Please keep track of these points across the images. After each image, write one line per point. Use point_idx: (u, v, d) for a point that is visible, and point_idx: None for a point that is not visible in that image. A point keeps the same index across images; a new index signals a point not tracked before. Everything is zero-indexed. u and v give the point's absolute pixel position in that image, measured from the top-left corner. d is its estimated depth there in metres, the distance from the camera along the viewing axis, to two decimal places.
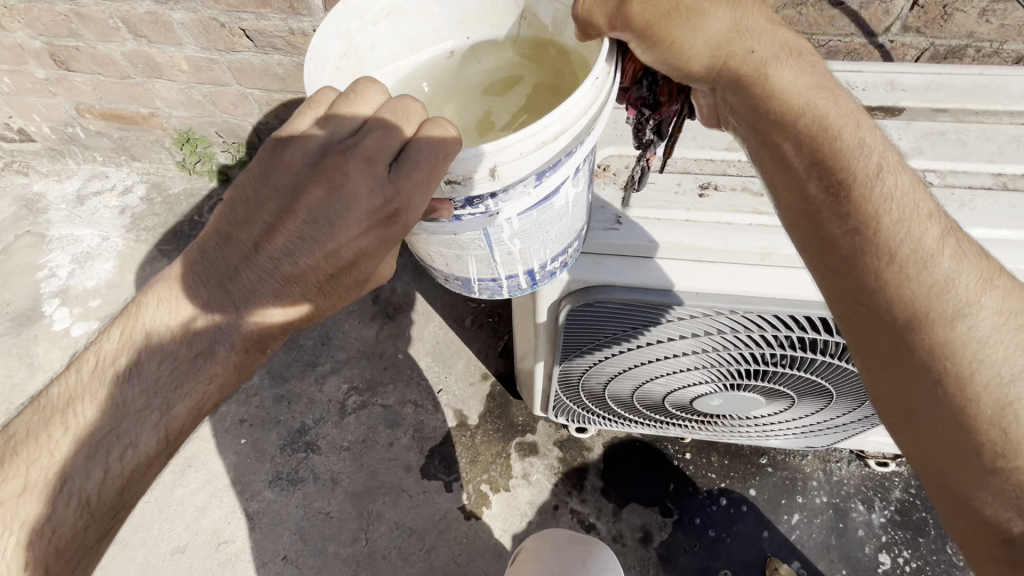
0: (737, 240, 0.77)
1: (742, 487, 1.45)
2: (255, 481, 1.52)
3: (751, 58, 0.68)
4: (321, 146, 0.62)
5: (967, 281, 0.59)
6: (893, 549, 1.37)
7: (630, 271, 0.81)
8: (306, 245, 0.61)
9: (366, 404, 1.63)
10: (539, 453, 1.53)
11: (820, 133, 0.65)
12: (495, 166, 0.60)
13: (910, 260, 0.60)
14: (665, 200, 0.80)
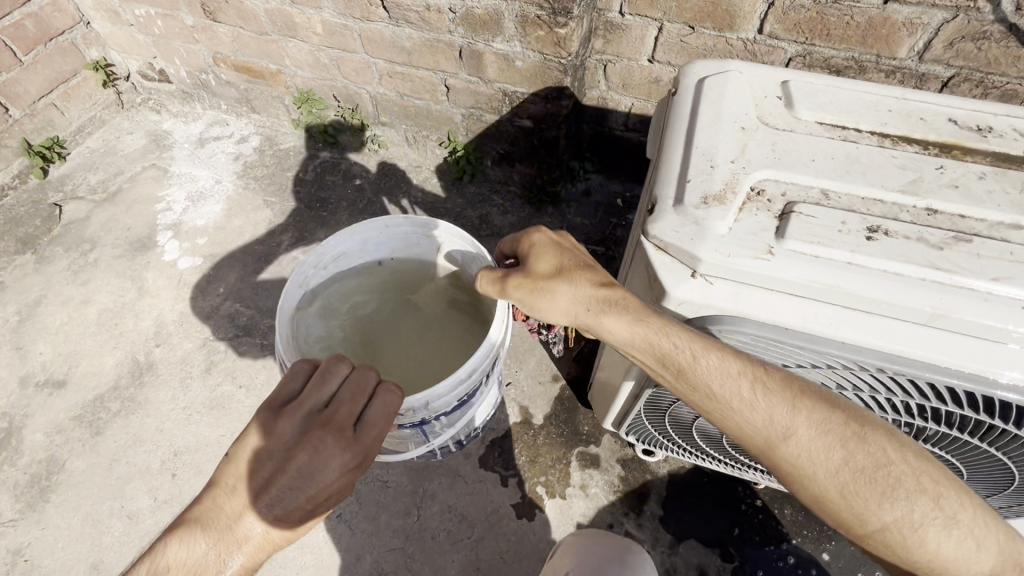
0: (906, 295, 0.68)
1: (814, 549, 1.35)
2: None
3: (591, 311, 0.82)
4: (308, 410, 0.84)
5: (781, 417, 0.75)
6: None
7: (772, 306, 0.73)
8: (291, 488, 0.79)
9: None
10: (601, 467, 1.49)
11: (650, 339, 0.77)
12: (427, 401, 0.90)
13: (741, 408, 0.76)
14: (827, 236, 0.71)
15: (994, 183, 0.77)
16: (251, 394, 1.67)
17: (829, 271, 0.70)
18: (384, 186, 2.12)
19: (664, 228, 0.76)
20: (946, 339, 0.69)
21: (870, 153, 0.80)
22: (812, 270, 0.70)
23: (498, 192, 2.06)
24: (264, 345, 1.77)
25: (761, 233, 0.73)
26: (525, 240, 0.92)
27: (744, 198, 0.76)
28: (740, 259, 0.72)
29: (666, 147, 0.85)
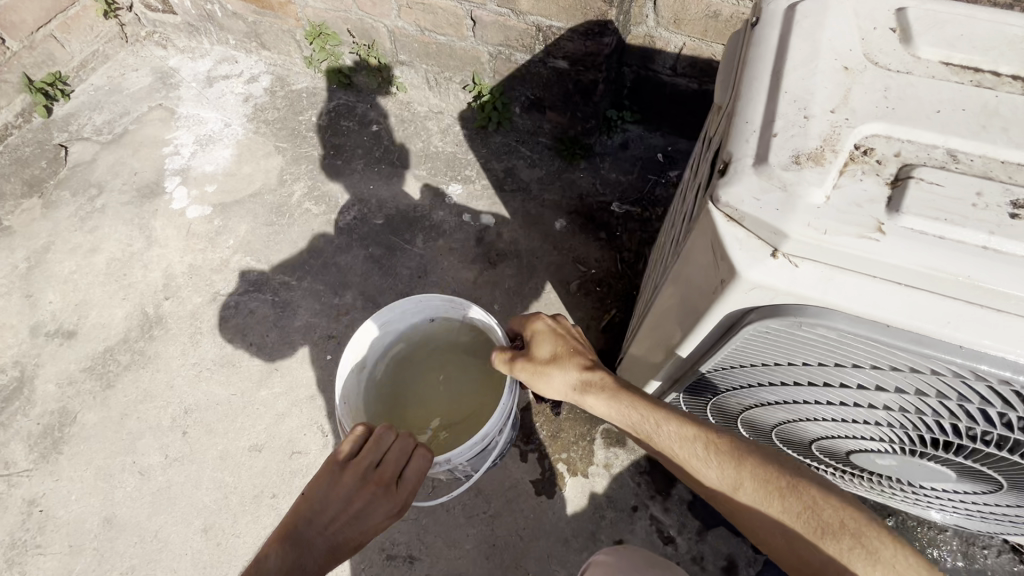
0: None
1: None
2: (334, 401, 1.51)
3: (578, 391, 0.99)
4: (365, 462, 0.93)
5: (727, 474, 0.87)
6: None
7: (875, 296, 0.58)
8: (356, 523, 0.90)
9: None
10: (627, 446, 1.39)
11: (622, 413, 0.95)
12: (446, 460, 0.97)
13: (695, 467, 0.91)
14: (957, 212, 0.56)
15: None
16: (261, 353, 1.60)
17: (960, 256, 0.54)
18: (403, 134, 1.96)
19: (742, 195, 0.61)
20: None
21: (1014, 105, 0.62)
22: (937, 254, 0.55)
23: (525, 143, 1.89)
24: (275, 302, 1.69)
25: (868, 204, 0.58)
26: (528, 327, 1.05)
27: (846, 159, 0.61)
28: (840, 236, 0.57)
29: (744, 92, 0.68)
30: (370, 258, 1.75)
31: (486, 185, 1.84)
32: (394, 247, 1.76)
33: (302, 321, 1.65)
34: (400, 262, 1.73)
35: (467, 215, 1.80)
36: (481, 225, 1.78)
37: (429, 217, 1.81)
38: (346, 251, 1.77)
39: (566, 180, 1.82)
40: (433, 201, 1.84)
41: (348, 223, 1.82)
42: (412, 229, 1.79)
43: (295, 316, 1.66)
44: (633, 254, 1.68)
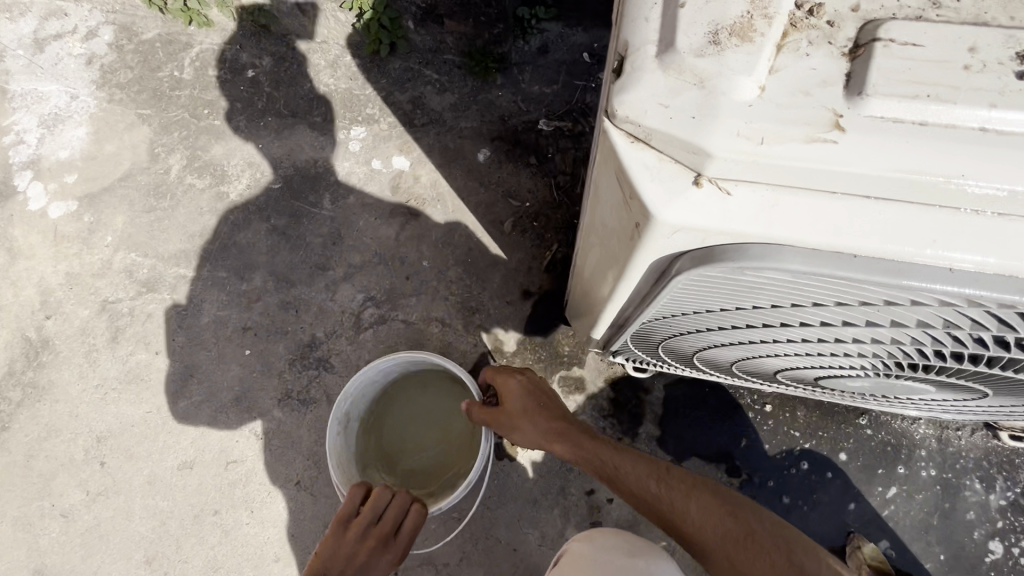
0: None
1: (831, 451, 1.21)
2: (262, 399, 1.36)
3: (547, 435, 0.98)
4: (365, 518, 0.91)
5: (682, 504, 0.87)
6: (1008, 537, 1.14)
7: (841, 220, 0.42)
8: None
9: (385, 319, 1.40)
10: (587, 391, 1.30)
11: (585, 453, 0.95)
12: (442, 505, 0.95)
13: (650, 501, 0.89)
14: (944, 82, 0.39)
15: None
16: (172, 361, 1.42)
17: (957, 149, 0.38)
18: (285, 75, 1.64)
19: (645, 104, 0.42)
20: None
21: None
22: (923, 151, 0.38)
23: (430, 63, 1.60)
24: (174, 300, 1.47)
25: (819, 89, 0.40)
26: (500, 380, 1.05)
27: (783, 29, 0.42)
28: (783, 145, 0.40)
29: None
30: (274, 231, 1.52)
31: (392, 122, 1.58)
32: (299, 214, 1.53)
33: (211, 318, 1.45)
34: (308, 230, 1.51)
35: (377, 163, 1.55)
36: (394, 171, 1.54)
37: (334, 171, 1.56)
38: (245, 228, 1.53)
39: (484, 102, 1.56)
40: (335, 152, 1.58)
41: (241, 194, 1.56)
42: (317, 189, 1.55)
43: (201, 312, 1.46)
44: (569, 178, 1.48)
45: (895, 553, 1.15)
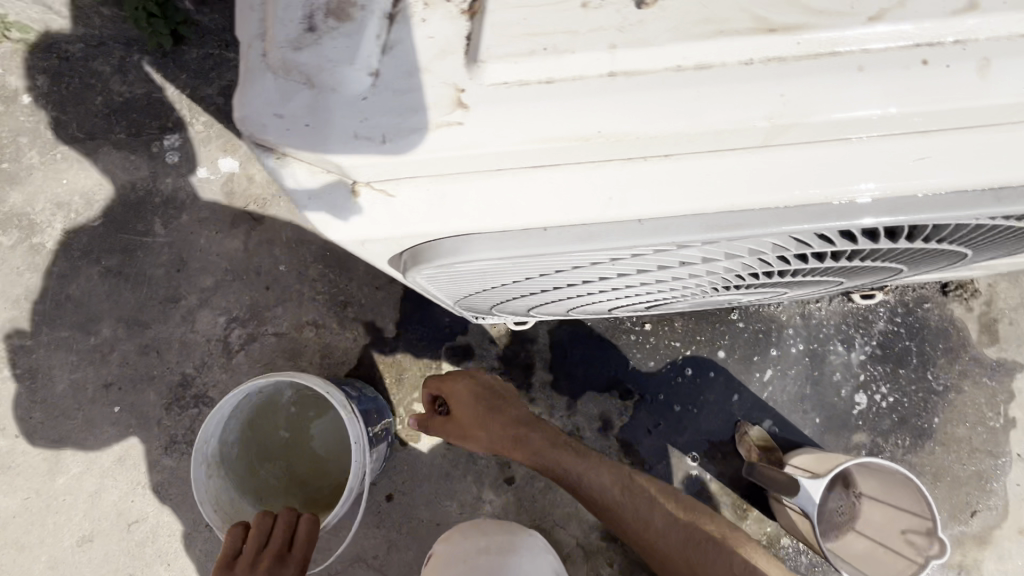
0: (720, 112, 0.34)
1: (709, 352, 1.27)
2: (147, 452, 1.28)
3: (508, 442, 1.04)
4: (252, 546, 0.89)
5: (639, 510, 1.03)
6: (871, 387, 1.24)
7: (512, 194, 0.39)
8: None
9: (255, 337, 1.32)
10: (476, 356, 1.29)
11: (549, 462, 1.03)
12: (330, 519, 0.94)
13: (610, 506, 1.03)
14: (562, 26, 0.34)
15: None
16: (35, 440, 1.30)
17: (595, 96, 0.34)
18: (65, 92, 1.41)
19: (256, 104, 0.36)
20: (819, 161, 0.38)
21: None
22: (559, 111, 0.34)
23: (230, 44, 1.41)
24: (18, 376, 1.33)
25: (437, 61, 0.35)
26: (449, 385, 1.06)
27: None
28: (408, 137, 0.35)
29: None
30: (109, 273, 1.37)
31: (207, 121, 1.41)
32: (131, 248, 1.38)
33: (65, 383, 1.32)
34: (147, 263, 1.37)
35: (201, 171, 1.40)
36: (223, 177, 1.39)
37: (157, 192, 1.40)
38: (74, 277, 1.37)
39: None
40: (151, 169, 1.41)
41: (57, 241, 1.38)
42: (143, 215, 1.39)
43: (53, 380, 1.33)
44: None
45: (778, 429, 1.24)
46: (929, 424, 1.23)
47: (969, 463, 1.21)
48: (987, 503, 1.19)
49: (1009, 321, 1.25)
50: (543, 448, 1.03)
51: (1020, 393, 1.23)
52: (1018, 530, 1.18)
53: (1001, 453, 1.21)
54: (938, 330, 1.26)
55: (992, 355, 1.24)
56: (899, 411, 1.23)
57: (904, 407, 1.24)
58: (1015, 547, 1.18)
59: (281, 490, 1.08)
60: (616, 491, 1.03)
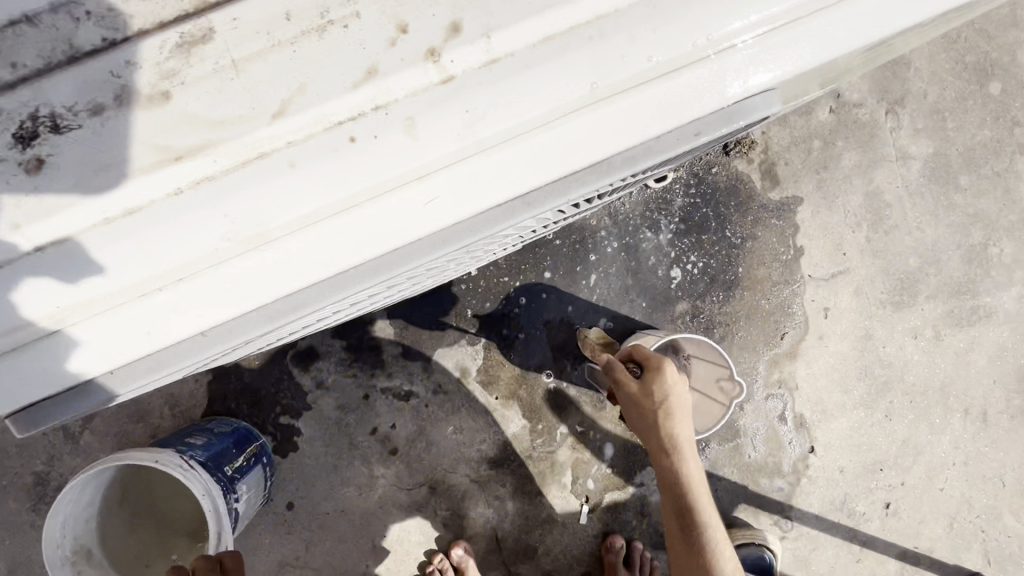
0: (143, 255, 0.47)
1: (537, 276, 1.33)
2: (35, 555, 1.27)
3: (661, 440, 0.90)
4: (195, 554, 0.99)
5: (725, 572, 0.90)
6: (682, 260, 1.36)
7: (107, 333, 0.49)
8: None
9: (93, 413, 1.27)
10: (323, 353, 1.30)
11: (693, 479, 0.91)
12: None
13: (709, 551, 0.90)
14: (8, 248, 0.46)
15: None
16: None
17: (115, 247, 0.46)
18: None
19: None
20: (313, 244, 0.47)
21: None
22: (92, 268, 0.47)
23: None
24: None
25: None
26: (671, 381, 0.92)
27: None
28: None
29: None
30: None
31: None
32: None
33: None
34: None
35: None
36: None
37: None
38: None
39: None
40: None
41: None
42: None
43: None
44: None
45: (612, 324, 1.35)
46: (737, 276, 1.37)
47: (773, 297, 1.38)
48: (792, 324, 1.39)
49: (785, 162, 1.37)
50: (700, 474, 0.92)
51: (803, 224, 1.38)
52: (819, 337, 1.40)
53: (796, 279, 1.38)
54: (728, 189, 1.36)
55: (776, 198, 1.37)
56: (709, 273, 1.37)
57: (713, 268, 1.37)
58: (819, 351, 1.40)
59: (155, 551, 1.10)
60: (728, 557, 0.92)
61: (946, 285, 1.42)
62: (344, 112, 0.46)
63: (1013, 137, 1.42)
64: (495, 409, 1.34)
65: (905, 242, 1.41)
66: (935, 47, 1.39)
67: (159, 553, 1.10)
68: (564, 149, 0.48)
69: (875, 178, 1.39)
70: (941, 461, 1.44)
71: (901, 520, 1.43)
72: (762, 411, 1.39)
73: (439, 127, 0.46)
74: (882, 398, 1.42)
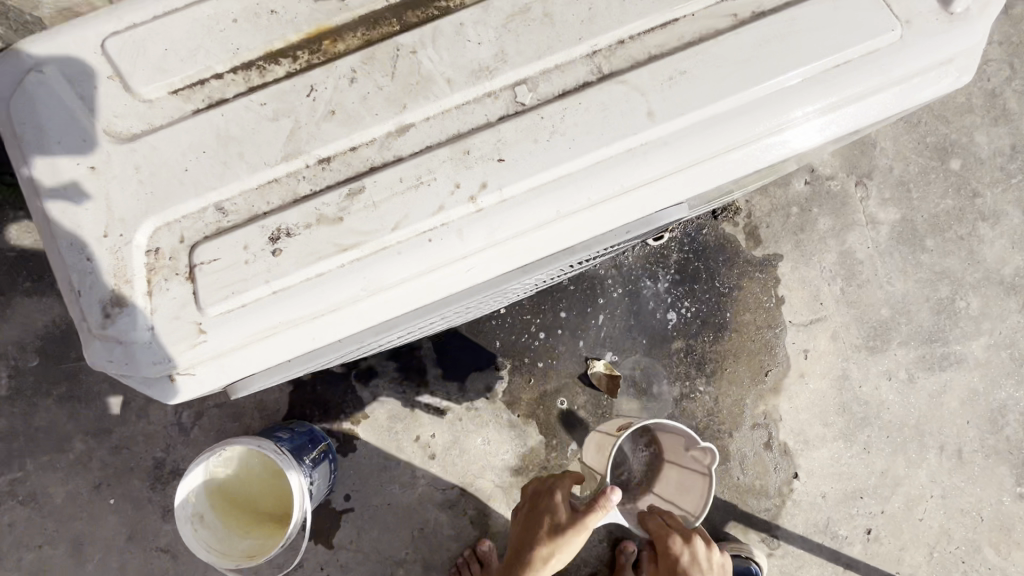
0: (276, 307, 0.65)
1: (554, 315, 1.62)
2: (150, 524, 1.60)
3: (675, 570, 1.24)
4: (539, 493, 1.28)
5: None
6: (678, 305, 1.62)
7: (261, 362, 0.69)
8: (570, 542, 1.16)
9: (201, 412, 1.62)
10: (379, 373, 1.62)
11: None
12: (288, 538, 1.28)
13: None
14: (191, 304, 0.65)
15: (324, 98, 0.65)
16: (57, 543, 1.60)
17: (263, 314, 0.65)
18: None
19: (165, 302, 0.65)
20: (390, 307, 0.68)
21: (167, 148, 0.65)
22: (243, 319, 0.65)
23: None
24: (23, 501, 1.61)
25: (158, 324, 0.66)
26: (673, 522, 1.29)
27: (147, 275, 0.65)
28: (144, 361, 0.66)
29: (31, 205, 0.66)
30: (63, 399, 1.63)
31: None
32: (73, 373, 1.63)
33: (64, 495, 1.61)
34: (91, 382, 1.63)
35: None
36: None
37: None
38: (37, 412, 1.62)
39: None
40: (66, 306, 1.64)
41: (9, 387, 1.62)
42: (74, 344, 1.64)
43: (53, 496, 1.61)
44: None
45: (617, 357, 1.61)
46: (726, 319, 1.61)
47: (757, 339, 1.61)
48: (775, 363, 1.61)
49: (766, 225, 1.62)
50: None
51: (783, 277, 1.62)
52: (800, 375, 1.61)
53: (778, 324, 1.61)
54: (716, 247, 1.62)
55: (759, 254, 1.62)
56: (701, 316, 1.62)
57: (704, 312, 1.62)
58: (800, 387, 1.60)
59: (226, 509, 1.39)
60: None
61: (917, 333, 1.61)
62: (418, 228, 0.64)
63: (974, 206, 1.63)
64: (517, 425, 1.61)
65: (877, 295, 1.62)
66: (898, 130, 1.64)
67: (223, 512, 1.38)
68: (556, 238, 0.69)
69: (847, 240, 1.63)
70: (920, 493, 1.59)
71: (883, 545, 1.58)
72: (749, 439, 1.60)
73: (475, 227, 0.65)
74: (860, 432, 1.60)
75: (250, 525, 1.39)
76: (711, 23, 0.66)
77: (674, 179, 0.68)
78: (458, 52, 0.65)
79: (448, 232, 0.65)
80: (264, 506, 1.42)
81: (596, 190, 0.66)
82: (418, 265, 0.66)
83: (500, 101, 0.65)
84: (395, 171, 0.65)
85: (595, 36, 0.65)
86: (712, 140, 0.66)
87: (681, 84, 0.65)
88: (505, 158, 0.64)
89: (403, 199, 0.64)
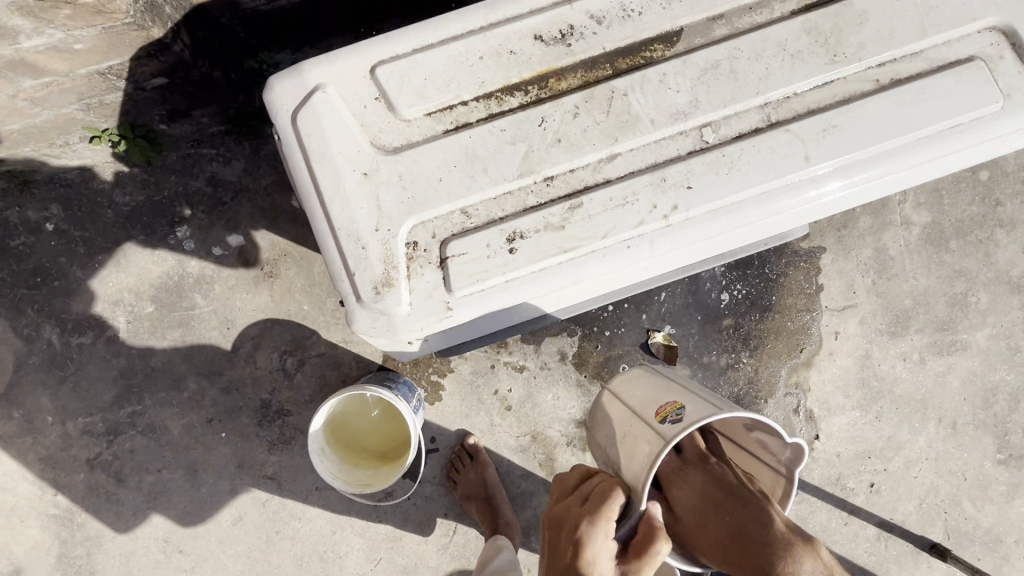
0: (510, 291, 0.83)
1: None
2: (258, 455, 1.80)
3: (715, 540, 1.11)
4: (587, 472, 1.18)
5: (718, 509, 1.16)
6: (731, 287, 1.83)
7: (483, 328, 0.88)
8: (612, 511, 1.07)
9: (304, 360, 1.80)
10: None
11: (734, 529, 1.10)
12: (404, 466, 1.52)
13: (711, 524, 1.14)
14: (443, 286, 0.82)
15: (553, 127, 0.82)
16: (174, 469, 1.79)
17: (498, 296, 0.83)
18: (83, 213, 1.72)
19: (421, 283, 0.82)
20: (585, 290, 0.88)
21: (428, 161, 0.82)
22: (481, 301, 0.83)
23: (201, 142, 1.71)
24: (141, 431, 1.79)
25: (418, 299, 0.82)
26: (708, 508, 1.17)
27: (407, 262, 0.82)
28: (406, 326, 0.83)
29: (310, 200, 0.82)
30: (176, 343, 1.78)
31: (206, 209, 1.75)
32: (185, 320, 1.78)
33: (179, 427, 1.79)
34: (201, 329, 1.78)
35: (217, 250, 1.77)
36: (234, 249, 1.77)
37: (188, 272, 1.77)
38: (153, 352, 1.78)
39: (268, 155, 1.73)
40: (178, 258, 1.76)
41: (126, 329, 1.77)
42: (184, 294, 1.77)
43: (168, 428, 1.79)
44: None
45: (674, 330, 1.83)
46: (771, 301, 1.84)
47: (796, 320, 1.84)
48: (809, 341, 1.85)
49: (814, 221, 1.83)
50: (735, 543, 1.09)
51: (823, 266, 1.84)
52: (830, 353, 1.85)
53: (816, 308, 1.84)
54: None
55: (806, 246, 1.83)
56: (749, 297, 1.84)
57: (751, 294, 1.84)
58: (828, 363, 1.86)
59: (339, 443, 1.60)
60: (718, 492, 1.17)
61: (933, 321, 1.86)
62: (622, 236, 0.82)
63: (995, 214, 1.85)
64: (583, 384, 1.84)
65: (902, 288, 1.86)
66: None
67: (336, 445, 1.59)
68: (717, 242, 0.88)
69: (883, 238, 1.84)
70: (917, 455, 1.88)
71: (882, 496, 1.88)
72: (781, 404, 1.86)
73: (665, 237, 0.83)
74: (875, 403, 1.87)
75: (365, 463, 1.62)
76: (858, 86, 0.84)
77: (814, 203, 0.87)
78: (661, 96, 0.83)
79: (647, 240, 0.83)
80: (369, 443, 1.65)
81: (759, 211, 0.84)
82: (617, 261, 0.84)
83: (690, 138, 0.83)
84: (609, 188, 0.82)
85: (768, 91, 0.83)
86: (851, 178, 0.84)
87: (833, 135, 0.83)
88: (693, 185, 0.82)
89: (614, 213, 0.82)
